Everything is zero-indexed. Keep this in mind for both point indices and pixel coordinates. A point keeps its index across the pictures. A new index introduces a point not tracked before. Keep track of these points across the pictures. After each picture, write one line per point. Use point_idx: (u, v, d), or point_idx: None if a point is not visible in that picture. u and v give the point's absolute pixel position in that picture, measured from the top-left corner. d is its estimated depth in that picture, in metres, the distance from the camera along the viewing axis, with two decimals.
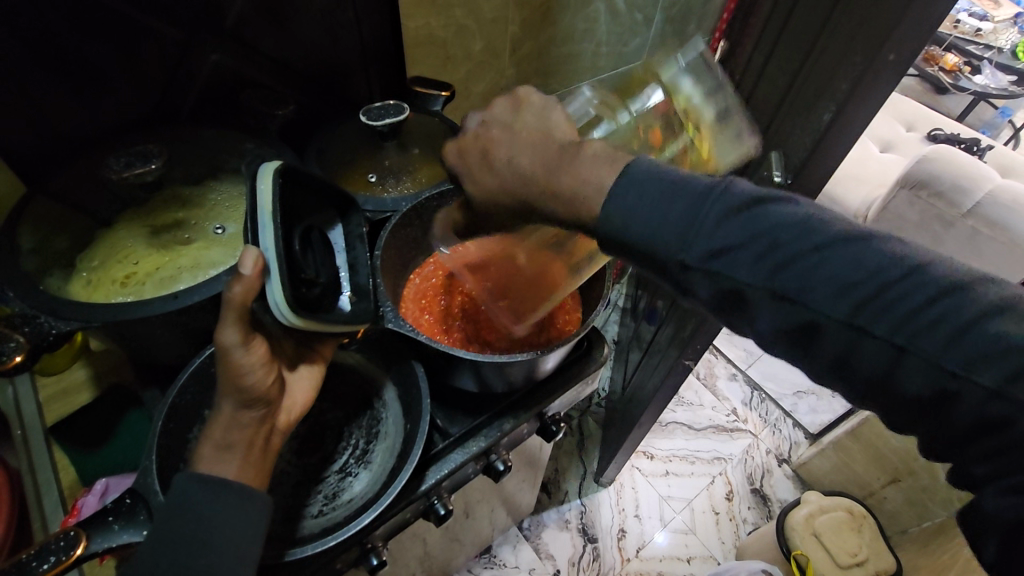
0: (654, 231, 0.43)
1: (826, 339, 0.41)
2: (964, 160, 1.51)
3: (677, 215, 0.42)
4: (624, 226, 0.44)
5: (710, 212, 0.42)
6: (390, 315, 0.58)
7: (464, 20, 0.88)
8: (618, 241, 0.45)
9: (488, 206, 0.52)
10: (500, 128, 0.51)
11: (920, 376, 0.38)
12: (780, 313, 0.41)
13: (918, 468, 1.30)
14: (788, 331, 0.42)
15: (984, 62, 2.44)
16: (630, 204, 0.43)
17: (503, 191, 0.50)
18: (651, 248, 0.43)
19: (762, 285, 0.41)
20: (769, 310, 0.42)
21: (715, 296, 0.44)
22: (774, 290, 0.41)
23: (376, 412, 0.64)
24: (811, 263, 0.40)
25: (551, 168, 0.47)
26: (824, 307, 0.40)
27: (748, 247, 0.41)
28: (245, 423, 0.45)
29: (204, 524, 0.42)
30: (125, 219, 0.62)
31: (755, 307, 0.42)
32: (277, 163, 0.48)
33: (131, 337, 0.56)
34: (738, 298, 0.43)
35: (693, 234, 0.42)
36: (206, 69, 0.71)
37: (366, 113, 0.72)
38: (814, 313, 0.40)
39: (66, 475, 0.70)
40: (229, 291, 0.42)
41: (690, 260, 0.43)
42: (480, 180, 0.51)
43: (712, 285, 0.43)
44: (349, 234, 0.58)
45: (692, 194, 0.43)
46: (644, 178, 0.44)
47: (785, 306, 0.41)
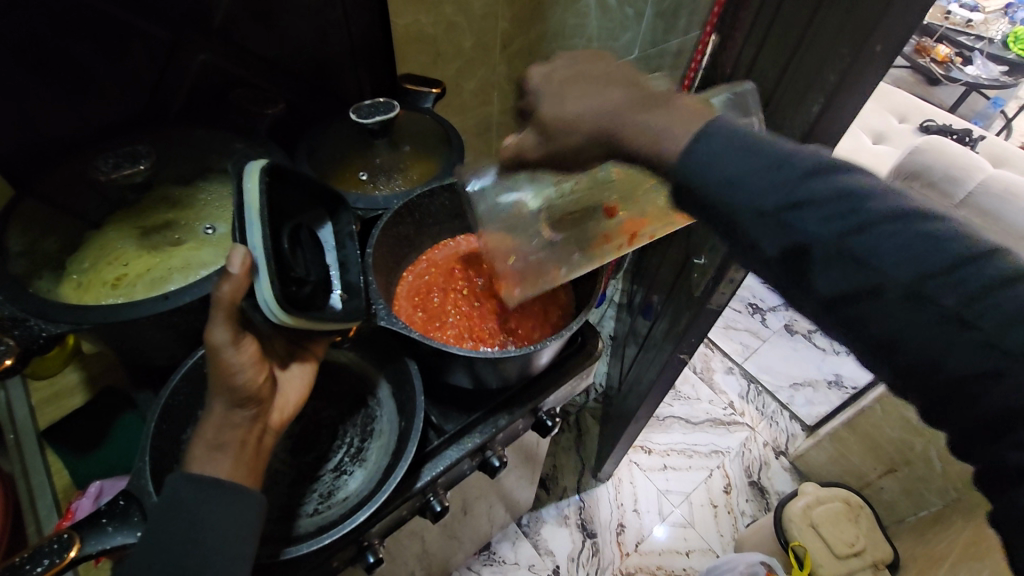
0: (729, 181, 0.44)
1: (884, 307, 0.39)
2: (956, 151, 1.52)
3: (756, 168, 0.43)
4: (699, 173, 0.45)
5: (790, 168, 0.42)
6: (382, 313, 0.57)
7: (454, 17, 0.88)
8: (691, 188, 0.46)
9: (563, 130, 0.52)
10: (586, 70, 0.54)
11: (965, 354, 0.37)
12: (846, 274, 0.40)
13: (913, 457, 1.31)
14: (850, 294, 0.40)
15: (976, 52, 2.45)
16: (711, 155, 0.45)
17: (585, 121, 0.51)
18: (725, 196, 0.44)
19: (830, 243, 0.40)
20: (830, 269, 0.41)
21: (777, 253, 0.43)
22: (841, 250, 0.40)
23: (370, 410, 0.64)
24: (883, 229, 0.39)
25: (622, 114, 0.50)
26: (892, 272, 0.38)
27: (821, 205, 0.41)
28: (236, 423, 0.45)
29: (197, 525, 0.42)
30: (114, 219, 0.62)
31: (820, 268, 0.41)
32: (263, 162, 0.48)
33: (122, 339, 0.56)
34: (800, 259, 0.42)
35: (767, 188, 0.42)
36: (194, 69, 0.71)
37: (356, 111, 0.72)
38: (879, 277, 0.39)
39: (60, 479, 0.69)
40: (217, 291, 0.41)
41: (762, 209, 0.43)
42: (563, 107, 0.52)
43: (779, 241, 0.42)
44: (339, 233, 0.57)
45: (774, 154, 0.44)
46: (727, 135, 0.45)
47: (851, 265, 0.40)
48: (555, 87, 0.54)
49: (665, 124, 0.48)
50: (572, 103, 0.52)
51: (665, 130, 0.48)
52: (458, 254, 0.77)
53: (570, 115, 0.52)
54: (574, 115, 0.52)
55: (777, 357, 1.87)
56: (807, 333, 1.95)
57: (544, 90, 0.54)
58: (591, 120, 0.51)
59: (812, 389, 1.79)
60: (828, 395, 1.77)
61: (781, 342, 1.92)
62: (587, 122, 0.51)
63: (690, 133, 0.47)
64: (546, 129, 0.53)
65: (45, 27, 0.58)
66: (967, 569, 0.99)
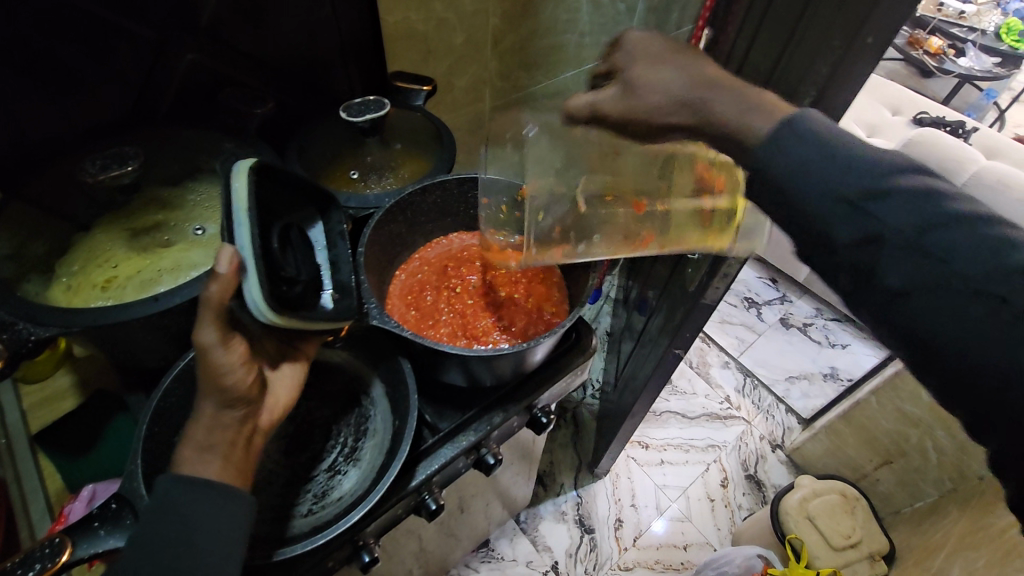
0: (809, 167, 0.40)
1: (960, 309, 0.37)
2: (949, 142, 1.53)
3: (839, 157, 0.40)
4: (777, 159, 0.41)
5: (868, 160, 0.40)
6: (374, 312, 0.57)
7: (444, 14, 0.89)
8: (763, 173, 0.42)
9: (653, 90, 0.46)
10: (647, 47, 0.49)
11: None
12: (923, 271, 0.38)
13: (909, 449, 1.32)
14: (924, 290, 0.38)
15: (968, 44, 2.45)
16: (782, 138, 0.41)
17: (678, 83, 0.45)
18: (796, 182, 0.41)
19: (907, 240, 0.38)
20: (905, 266, 0.38)
21: (848, 243, 0.40)
22: (918, 246, 0.38)
23: (364, 410, 0.63)
24: (970, 234, 0.37)
25: (707, 87, 0.44)
26: (976, 274, 0.37)
27: (904, 201, 0.38)
28: (226, 424, 0.45)
29: (188, 526, 0.42)
30: (104, 223, 0.60)
31: (894, 259, 0.39)
32: (252, 161, 0.47)
33: (113, 342, 0.56)
34: (870, 253, 0.40)
35: (848, 176, 0.39)
36: (182, 69, 0.70)
37: (347, 109, 0.72)
38: (957, 276, 0.37)
39: (53, 483, 0.70)
40: (205, 292, 0.41)
41: (837, 197, 0.40)
42: (653, 69, 0.47)
43: (856, 230, 0.40)
44: (330, 232, 0.57)
45: (850, 144, 0.41)
46: (798, 120, 0.42)
47: (930, 263, 0.38)
48: (643, 53, 0.49)
49: (757, 107, 0.42)
50: (655, 77, 0.46)
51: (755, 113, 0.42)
52: (451, 252, 0.77)
53: (655, 90, 0.46)
54: (655, 93, 0.46)
55: (773, 351, 1.88)
56: (803, 326, 1.96)
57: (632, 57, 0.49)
58: (673, 93, 0.45)
59: (808, 382, 1.80)
60: (824, 388, 1.78)
61: (776, 335, 1.92)
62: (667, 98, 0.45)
63: (780, 119, 0.41)
64: (630, 87, 0.48)
65: (30, 28, 0.58)
66: (963, 559, 0.99)
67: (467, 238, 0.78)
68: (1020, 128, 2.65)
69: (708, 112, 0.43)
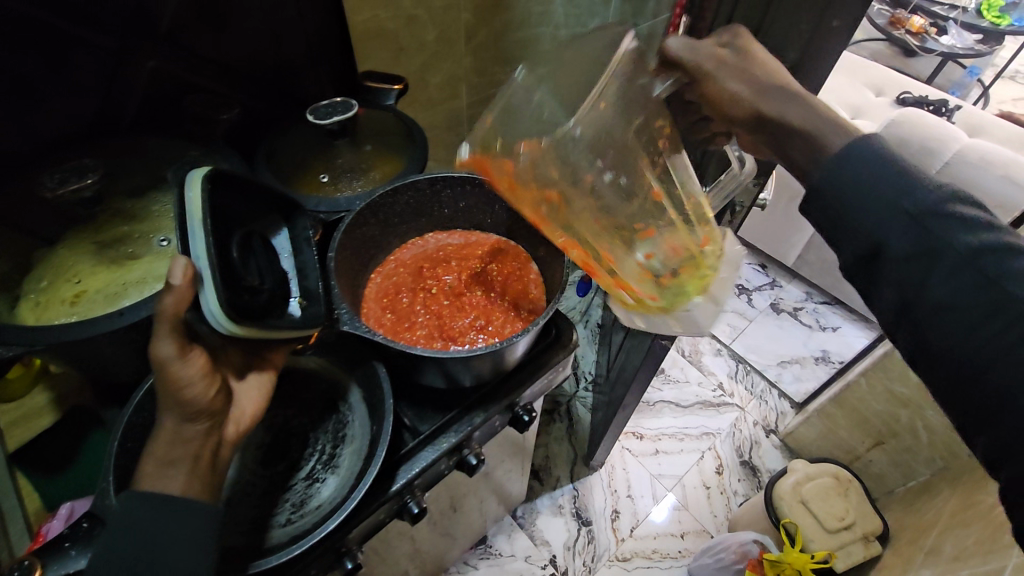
0: (871, 182, 0.46)
1: (1001, 324, 0.42)
2: (931, 122, 1.53)
3: (898, 176, 0.46)
4: (843, 169, 0.47)
5: (928, 187, 0.45)
6: (345, 318, 0.56)
7: (414, 11, 0.88)
8: (832, 185, 0.47)
9: (741, 75, 0.52)
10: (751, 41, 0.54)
11: None
12: (968, 285, 0.43)
13: (900, 430, 1.32)
14: (965, 299, 0.43)
15: (950, 22, 2.43)
16: (856, 156, 0.47)
17: (765, 77, 0.52)
18: (867, 195, 0.46)
19: (960, 257, 0.44)
20: (952, 278, 0.44)
21: (905, 253, 0.45)
22: (966, 261, 0.43)
23: (342, 416, 0.63)
24: (1007, 259, 0.43)
25: (790, 90, 0.51)
26: (1013, 289, 0.42)
27: (955, 222, 0.44)
28: (189, 437, 0.44)
29: (151, 542, 0.41)
30: (70, 236, 0.60)
31: (943, 273, 0.44)
32: (207, 170, 0.47)
33: (81, 358, 0.55)
34: (920, 265, 0.45)
35: (911, 194, 0.45)
36: (144, 76, 0.69)
37: (314, 112, 0.71)
38: (1001, 296, 0.42)
39: (30, 504, 0.66)
40: (160, 303, 0.41)
41: (905, 212, 0.45)
42: (747, 57, 0.53)
43: (914, 242, 0.45)
44: (296, 238, 0.56)
45: (910, 171, 0.46)
46: (872, 144, 0.47)
47: (974, 278, 0.43)
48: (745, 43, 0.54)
49: (830, 117, 0.49)
50: (754, 67, 0.52)
51: (826, 119, 0.49)
52: (426, 253, 0.76)
53: (750, 76, 0.52)
54: (742, 83, 0.52)
55: (765, 336, 1.88)
56: (793, 311, 1.96)
57: (735, 41, 0.54)
58: (763, 90, 0.51)
59: (800, 366, 1.80)
60: (816, 371, 1.79)
61: (766, 321, 1.92)
62: (757, 92, 0.51)
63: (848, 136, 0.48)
64: (721, 62, 0.53)
65: None
66: (955, 537, 1.00)
67: (443, 237, 0.78)
68: (1005, 104, 2.65)
69: (782, 109, 0.50)
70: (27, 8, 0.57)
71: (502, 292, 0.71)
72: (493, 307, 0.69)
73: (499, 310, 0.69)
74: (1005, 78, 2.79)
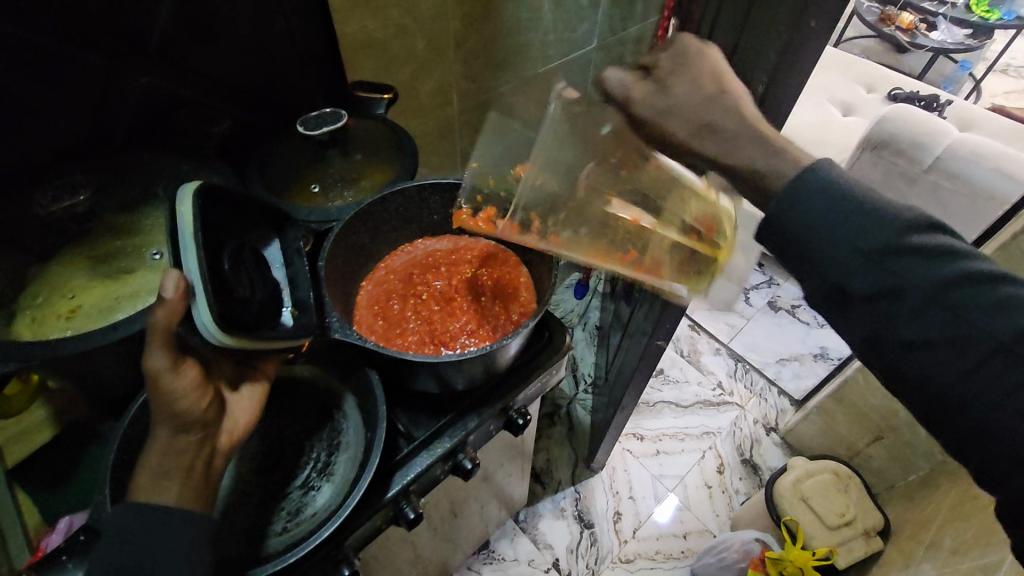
0: (829, 222, 0.45)
1: (974, 361, 0.41)
2: (923, 117, 1.53)
3: (851, 214, 0.45)
4: (792, 213, 0.46)
5: (884, 227, 0.44)
6: (336, 325, 0.56)
7: (403, 20, 0.89)
8: (783, 226, 0.47)
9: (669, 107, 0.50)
10: (678, 66, 0.51)
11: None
12: (937, 322, 0.42)
13: (899, 424, 1.32)
14: (935, 335, 0.42)
15: (939, 17, 2.45)
16: (810, 199, 0.45)
17: (698, 106, 0.49)
18: (820, 242, 0.46)
19: (924, 295, 0.42)
20: (919, 318, 0.43)
21: (866, 295, 0.44)
22: (933, 299, 0.42)
23: (337, 424, 0.63)
24: (980, 290, 0.41)
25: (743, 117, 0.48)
26: (986, 324, 0.41)
27: (917, 258, 0.43)
28: (183, 447, 0.45)
29: (142, 552, 0.41)
30: (65, 252, 0.61)
31: (910, 311, 0.43)
32: (197, 183, 0.47)
33: (77, 372, 0.56)
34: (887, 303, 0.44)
35: (868, 231, 0.44)
36: (135, 92, 0.70)
37: (303, 123, 0.72)
38: (972, 333, 0.41)
39: (31, 518, 0.67)
40: (152, 317, 0.41)
41: (861, 257, 0.44)
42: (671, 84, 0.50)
43: (876, 284, 0.44)
44: (287, 249, 0.57)
45: (867, 205, 0.45)
46: (827, 179, 0.46)
47: (943, 315, 0.42)
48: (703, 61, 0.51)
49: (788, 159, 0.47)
50: (691, 96, 0.49)
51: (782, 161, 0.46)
52: (416, 259, 0.77)
53: (688, 108, 0.49)
54: (680, 114, 0.49)
55: (763, 335, 1.89)
56: (791, 309, 1.96)
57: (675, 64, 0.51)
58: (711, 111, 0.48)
59: (799, 363, 1.81)
60: (815, 367, 1.79)
61: (765, 319, 1.93)
62: (700, 116, 0.48)
63: (805, 171, 0.46)
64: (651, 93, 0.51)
65: None
66: (954, 530, 0.99)
67: (432, 243, 0.79)
68: (997, 98, 2.67)
69: (733, 148, 0.47)
70: (17, 26, 0.58)
71: (489, 297, 0.71)
72: (481, 318, 0.69)
73: (489, 321, 0.69)
74: (995, 72, 2.82)
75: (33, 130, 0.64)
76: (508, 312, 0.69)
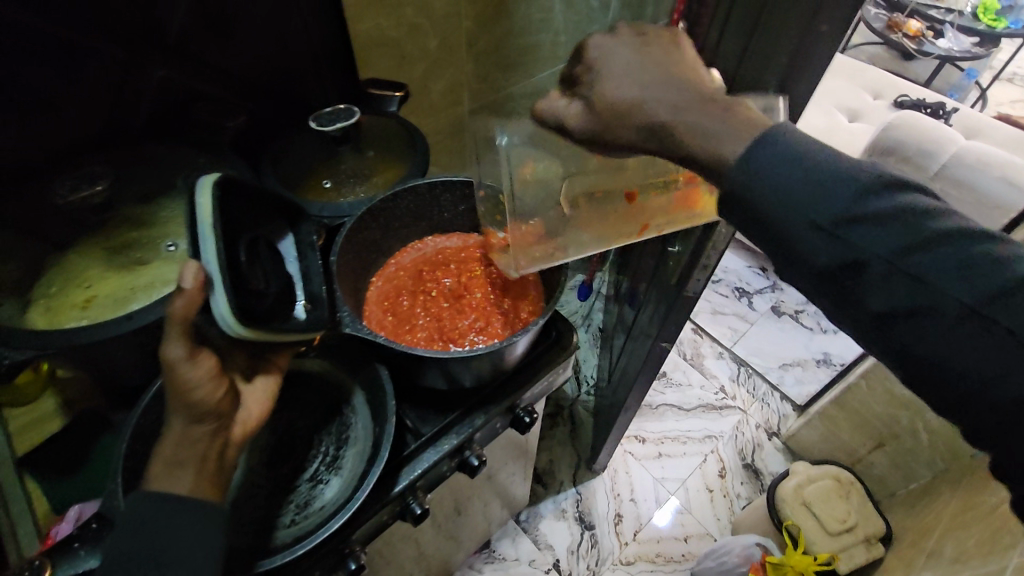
0: (787, 189, 0.41)
1: (943, 328, 0.38)
2: (926, 125, 1.53)
3: (810, 178, 0.41)
4: (748, 180, 0.42)
5: (844, 189, 0.40)
6: (347, 319, 0.57)
7: (416, 19, 0.90)
8: (741, 197, 0.43)
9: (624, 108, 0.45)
10: (618, 62, 0.47)
11: (993, 348, 0.37)
12: (904, 291, 0.39)
13: (901, 431, 1.32)
14: (903, 305, 0.39)
15: (946, 25, 2.45)
16: (765, 167, 0.42)
17: (656, 104, 0.44)
18: (778, 212, 0.42)
19: (892, 263, 0.39)
20: (888, 288, 0.40)
21: (830, 268, 0.41)
22: (899, 268, 0.39)
23: (345, 418, 0.64)
24: (949, 249, 0.38)
25: (687, 106, 0.44)
26: (954, 289, 0.38)
27: (882, 224, 0.39)
28: (196, 437, 0.45)
29: (155, 539, 0.42)
30: (82, 242, 0.61)
31: (876, 280, 0.40)
32: (216, 175, 0.48)
33: (92, 362, 0.56)
34: (852, 274, 0.41)
35: (828, 195, 0.40)
36: (152, 86, 0.70)
37: (317, 119, 0.73)
38: (938, 301, 0.38)
39: (41, 506, 0.68)
40: (171, 307, 0.42)
41: (822, 226, 0.41)
42: (615, 83, 0.46)
43: (838, 256, 0.40)
44: (300, 243, 0.57)
45: (825, 165, 0.41)
46: (781, 142, 0.42)
47: (910, 284, 0.39)
48: (641, 49, 0.47)
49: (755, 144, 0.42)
50: (654, 93, 0.45)
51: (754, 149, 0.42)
52: (426, 257, 0.77)
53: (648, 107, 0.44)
54: (641, 112, 0.45)
55: (766, 339, 1.89)
56: (794, 314, 1.97)
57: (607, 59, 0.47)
58: (650, 104, 0.44)
59: (801, 368, 1.81)
60: (817, 373, 1.80)
61: (768, 324, 1.93)
62: (635, 112, 0.45)
63: (758, 139, 0.42)
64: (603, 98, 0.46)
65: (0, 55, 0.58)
66: (955, 538, 0.99)
67: (442, 241, 0.79)
68: (1004, 106, 2.67)
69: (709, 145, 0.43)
70: (38, 19, 0.59)
71: (493, 293, 0.72)
72: (488, 314, 0.70)
73: (497, 318, 0.70)
74: (1003, 80, 2.82)
75: (51, 122, 0.64)
76: (516, 310, 0.70)
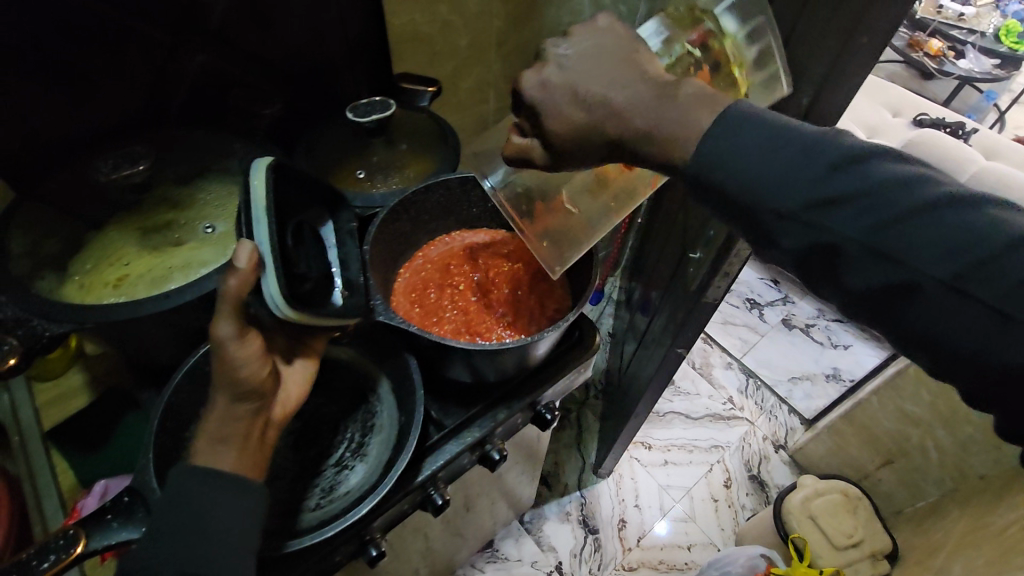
0: (753, 173, 0.40)
1: (921, 304, 0.38)
2: (950, 144, 1.53)
3: (774, 160, 0.40)
4: (711, 163, 0.41)
5: (810, 169, 0.39)
6: (380, 308, 0.58)
7: (449, 16, 0.90)
8: (707, 186, 0.42)
9: (578, 135, 0.46)
10: (561, 88, 0.45)
11: (977, 323, 0.36)
12: (878, 270, 0.38)
13: (910, 449, 1.31)
14: (880, 284, 0.39)
15: (968, 46, 2.45)
16: (727, 151, 0.41)
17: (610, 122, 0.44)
18: (744, 198, 0.41)
19: (866, 242, 0.38)
20: (864, 267, 0.39)
21: (802, 251, 0.41)
22: (871, 247, 0.38)
23: (371, 406, 0.64)
24: (927, 218, 0.37)
25: (641, 117, 0.43)
26: (930, 265, 0.37)
27: (852, 202, 0.38)
28: (239, 416, 0.46)
29: (198, 513, 0.43)
30: (115, 220, 0.62)
31: (851, 261, 0.39)
32: (268, 160, 0.48)
33: (127, 339, 0.57)
34: (827, 256, 0.40)
35: (794, 177, 0.39)
36: (192, 71, 0.71)
37: (353, 110, 0.73)
38: (917, 276, 0.37)
39: (65, 480, 0.72)
40: (224, 285, 0.42)
41: (790, 210, 0.40)
42: (565, 113, 0.45)
43: (806, 240, 0.40)
44: (340, 230, 0.58)
45: (791, 145, 0.40)
46: (743, 123, 0.41)
47: (882, 263, 0.38)
48: (573, 67, 0.45)
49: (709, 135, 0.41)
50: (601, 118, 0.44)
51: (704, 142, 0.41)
52: (454, 251, 0.78)
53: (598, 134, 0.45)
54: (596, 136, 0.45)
55: (776, 352, 1.88)
56: (805, 327, 1.96)
57: (544, 83, 0.46)
58: (605, 125, 0.44)
59: (810, 382, 1.80)
60: (826, 388, 1.79)
61: (779, 337, 1.92)
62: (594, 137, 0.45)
63: (720, 123, 0.41)
64: (555, 133, 0.46)
65: (50, 34, 0.59)
66: (964, 557, 0.99)
67: (469, 236, 0.80)
68: (1020, 130, 2.66)
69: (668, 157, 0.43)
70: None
71: (517, 287, 0.73)
72: (515, 310, 0.71)
73: (524, 315, 0.70)
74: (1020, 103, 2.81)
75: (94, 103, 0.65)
76: (543, 306, 0.71)
